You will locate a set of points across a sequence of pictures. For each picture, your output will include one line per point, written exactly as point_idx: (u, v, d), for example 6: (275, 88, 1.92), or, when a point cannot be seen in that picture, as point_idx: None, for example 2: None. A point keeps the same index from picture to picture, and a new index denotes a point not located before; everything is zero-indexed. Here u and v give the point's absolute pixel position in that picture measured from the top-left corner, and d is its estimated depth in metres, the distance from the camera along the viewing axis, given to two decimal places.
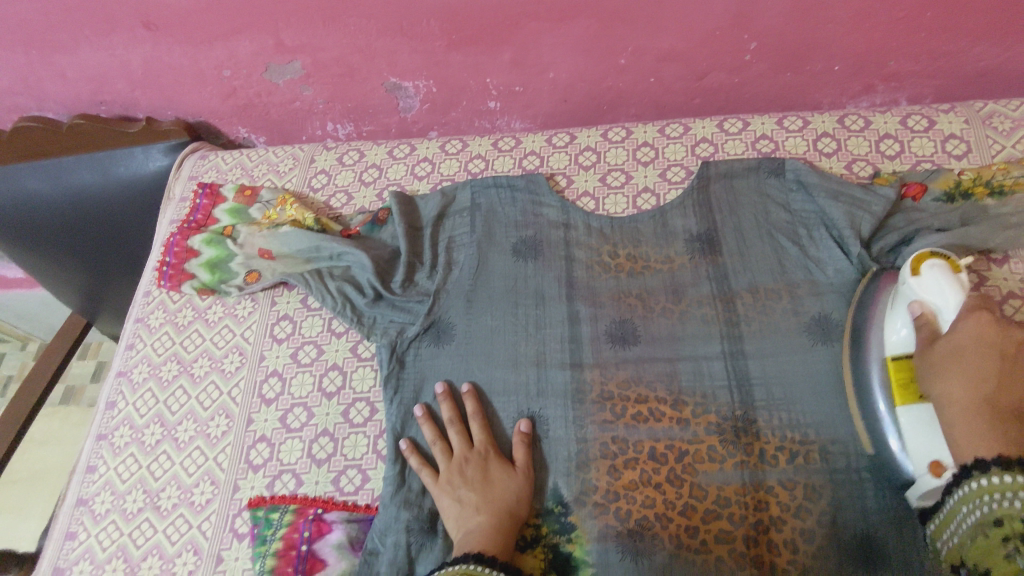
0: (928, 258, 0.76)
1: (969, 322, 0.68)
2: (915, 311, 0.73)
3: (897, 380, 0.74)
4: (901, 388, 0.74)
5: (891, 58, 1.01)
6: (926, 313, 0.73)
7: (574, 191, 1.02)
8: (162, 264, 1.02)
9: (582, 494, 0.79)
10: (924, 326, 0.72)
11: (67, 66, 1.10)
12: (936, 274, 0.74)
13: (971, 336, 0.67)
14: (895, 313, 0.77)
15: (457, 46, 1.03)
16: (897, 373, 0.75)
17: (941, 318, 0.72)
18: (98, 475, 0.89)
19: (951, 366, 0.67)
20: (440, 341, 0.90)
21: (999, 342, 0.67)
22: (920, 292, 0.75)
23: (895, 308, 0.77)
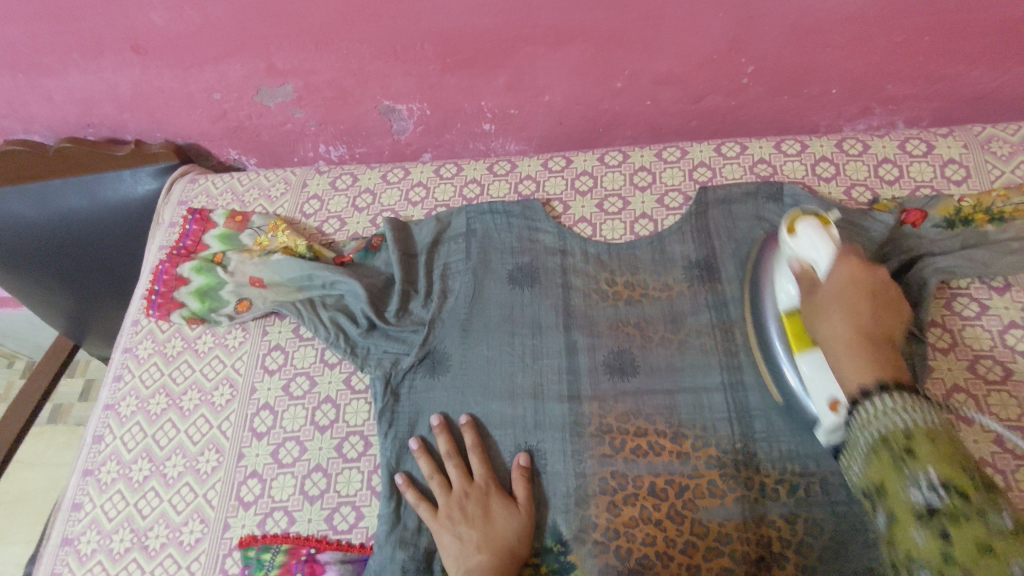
0: (801, 219, 0.76)
1: (842, 272, 0.69)
2: (796, 268, 0.75)
3: (791, 329, 0.76)
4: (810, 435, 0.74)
5: (889, 82, 1.00)
6: (807, 270, 0.73)
7: (570, 216, 1.01)
8: (150, 293, 1.00)
9: (581, 531, 0.77)
10: (805, 280, 0.73)
11: (54, 89, 1.08)
12: (810, 232, 0.74)
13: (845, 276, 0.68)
14: (783, 273, 0.79)
15: (451, 70, 1.02)
16: (792, 327, 0.76)
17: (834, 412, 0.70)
18: (84, 513, 0.87)
19: (832, 306, 0.67)
20: (436, 372, 0.88)
21: (868, 281, 0.68)
22: (795, 250, 0.75)
23: (780, 267, 0.80)
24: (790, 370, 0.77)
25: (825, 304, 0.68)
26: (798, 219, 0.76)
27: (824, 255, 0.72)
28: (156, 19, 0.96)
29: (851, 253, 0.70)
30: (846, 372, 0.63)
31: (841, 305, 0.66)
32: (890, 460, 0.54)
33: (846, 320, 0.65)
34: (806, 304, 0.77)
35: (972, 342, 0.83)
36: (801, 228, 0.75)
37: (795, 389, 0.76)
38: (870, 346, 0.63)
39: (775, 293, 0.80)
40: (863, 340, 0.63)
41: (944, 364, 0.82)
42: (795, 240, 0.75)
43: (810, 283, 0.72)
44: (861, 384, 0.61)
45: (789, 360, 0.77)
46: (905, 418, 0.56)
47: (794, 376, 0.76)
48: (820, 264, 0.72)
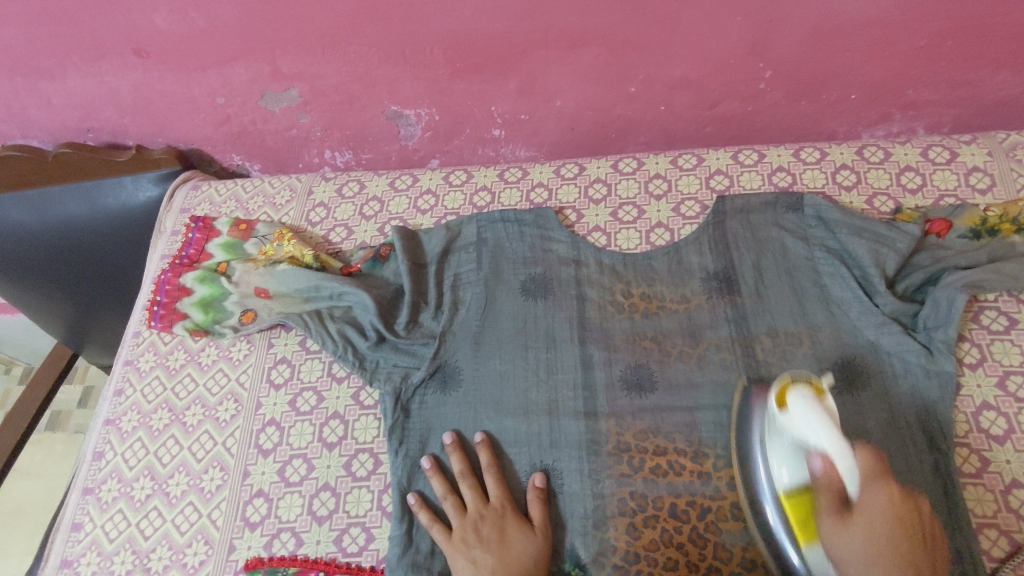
0: (792, 386, 0.71)
1: (878, 497, 0.61)
2: (818, 467, 0.64)
3: (776, 395, 0.73)
4: (803, 531, 0.68)
5: (910, 87, 0.98)
6: (828, 467, 0.64)
7: (584, 225, 0.98)
8: (152, 304, 0.97)
9: (600, 554, 0.75)
10: (828, 486, 0.63)
11: (52, 93, 1.05)
12: None
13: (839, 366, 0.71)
14: (777, 448, 0.71)
15: (461, 74, 0.99)
16: (795, 513, 0.68)
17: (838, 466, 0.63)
18: (84, 533, 0.84)
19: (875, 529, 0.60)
20: (447, 387, 0.86)
21: (912, 525, 0.61)
22: None
23: (773, 441, 0.72)
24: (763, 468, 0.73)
25: (852, 531, 0.60)
26: None
27: (847, 455, 0.64)
28: (159, 22, 0.93)
29: (861, 452, 0.64)
30: (871, 565, 0.59)
31: (867, 543, 0.59)
32: (911, 551, 0.63)
33: (878, 546, 0.59)
34: (792, 380, 0.72)
35: (1002, 358, 0.80)
36: (792, 399, 0.69)
37: (759, 482, 0.73)
38: (898, 532, 0.60)
39: (769, 470, 0.72)
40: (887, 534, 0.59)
41: (973, 380, 0.79)
42: None
43: (836, 493, 0.63)
44: (884, 571, 0.58)
45: (761, 442, 0.74)
46: (926, 521, 0.65)
47: (762, 465, 0.73)
48: (840, 464, 0.63)
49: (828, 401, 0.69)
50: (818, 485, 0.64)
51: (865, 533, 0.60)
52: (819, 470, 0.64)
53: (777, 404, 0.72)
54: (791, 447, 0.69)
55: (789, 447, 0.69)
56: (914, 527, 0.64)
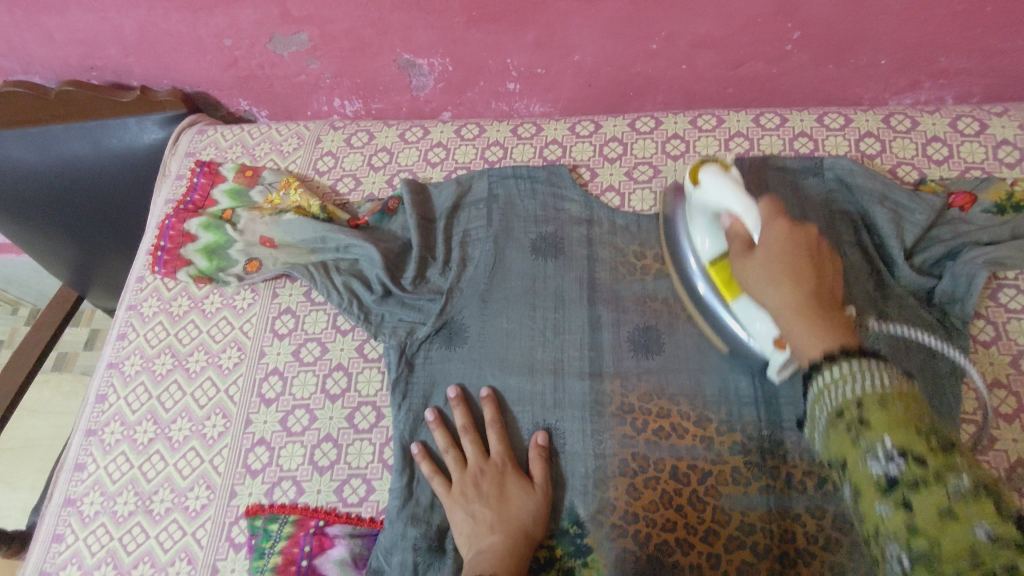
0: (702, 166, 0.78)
1: (772, 228, 0.68)
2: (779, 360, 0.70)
3: (719, 279, 0.76)
4: (723, 283, 0.76)
5: (942, 54, 0.94)
6: (736, 224, 0.73)
7: (598, 184, 0.96)
8: (156, 249, 0.96)
9: (599, 514, 0.74)
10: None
11: (55, 28, 1.02)
12: (716, 180, 0.76)
13: (773, 239, 0.67)
14: (697, 223, 0.79)
15: (477, 23, 0.95)
16: (719, 275, 0.77)
17: (785, 348, 0.68)
18: (88, 473, 0.85)
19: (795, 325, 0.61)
20: (453, 343, 0.85)
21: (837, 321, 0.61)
22: (704, 200, 0.77)
23: (693, 220, 0.80)
24: (690, 251, 0.80)
25: (782, 380, 0.62)
26: (703, 169, 0.78)
27: (752, 210, 0.72)
28: None
29: (761, 203, 0.72)
30: (799, 342, 0.61)
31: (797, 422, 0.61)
32: (846, 433, 0.52)
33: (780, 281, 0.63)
34: (703, 161, 0.80)
35: (1017, 336, 0.79)
36: (738, 295, 0.74)
37: (689, 265, 0.81)
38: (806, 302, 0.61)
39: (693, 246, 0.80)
40: (789, 279, 0.63)
41: (985, 358, 0.78)
42: (702, 190, 0.77)
43: (742, 244, 0.72)
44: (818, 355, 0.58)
45: (686, 232, 0.81)
46: (864, 385, 0.53)
47: (688, 245, 0.81)
48: (745, 222, 0.72)
49: (734, 173, 0.77)
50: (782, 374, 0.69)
51: (761, 259, 0.67)
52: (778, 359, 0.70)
53: (727, 295, 0.76)
54: (709, 221, 0.78)
55: (705, 222, 0.78)
56: (844, 400, 0.53)
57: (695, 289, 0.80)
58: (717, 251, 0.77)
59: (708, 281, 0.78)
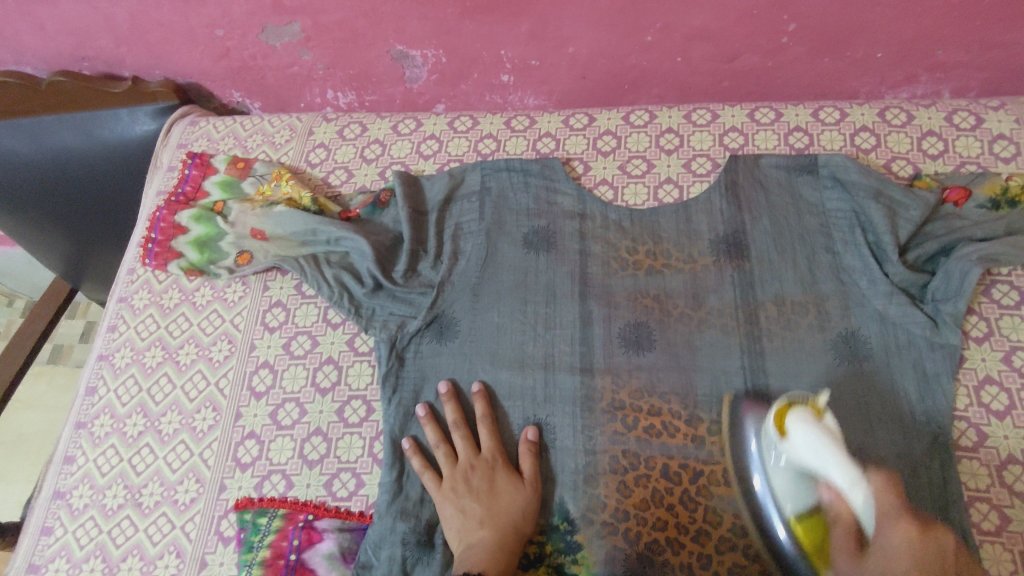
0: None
1: (894, 531, 0.63)
2: (825, 498, 0.67)
3: (777, 422, 0.71)
4: (813, 554, 0.68)
5: (939, 47, 0.93)
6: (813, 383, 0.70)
7: (591, 178, 0.95)
8: (147, 241, 0.96)
9: (589, 510, 0.74)
10: (839, 519, 0.67)
11: (45, 18, 1.02)
12: (801, 427, 0.68)
13: (898, 551, 0.62)
14: (776, 446, 0.71)
15: (470, 14, 0.94)
16: (806, 539, 0.68)
17: (850, 498, 0.66)
18: (77, 466, 0.84)
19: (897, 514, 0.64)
20: (444, 337, 0.84)
21: (936, 554, 0.62)
22: (790, 450, 0.69)
23: (768, 433, 0.72)
24: (761, 474, 0.72)
25: (873, 565, 0.63)
26: (788, 416, 0.70)
27: (859, 485, 0.65)
28: None
29: (874, 479, 0.65)
30: None
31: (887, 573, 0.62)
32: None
33: None
34: (789, 403, 0.72)
35: (1010, 333, 0.78)
36: (791, 424, 0.69)
37: (757, 494, 0.73)
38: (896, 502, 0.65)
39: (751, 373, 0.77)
40: (917, 570, 0.61)
41: (978, 354, 0.77)
42: (786, 441, 0.70)
43: (851, 530, 0.66)
44: None
45: (759, 459, 0.73)
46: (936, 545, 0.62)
47: (760, 451, 0.73)
48: (853, 498, 0.65)
49: (828, 418, 0.69)
50: (833, 516, 0.67)
51: (883, 573, 0.62)
52: (830, 500, 0.67)
53: (777, 429, 0.71)
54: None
55: (792, 479, 0.70)
56: (930, 558, 0.61)
57: (755, 500, 0.73)
58: (802, 506, 0.69)
59: (781, 503, 0.70)
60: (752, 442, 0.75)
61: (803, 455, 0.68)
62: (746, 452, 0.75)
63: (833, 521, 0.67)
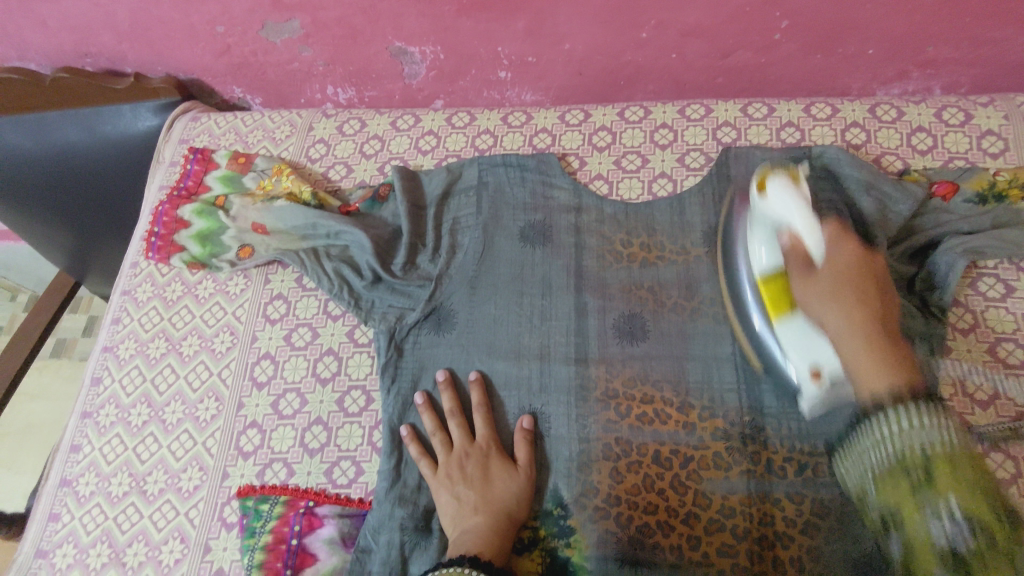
0: (770, 175, 0.77)
1: (842, 252, 0.71)
2: (784, 243, 0.73)
3: (768, 295, 0.74)
4: (775, 305, 0.74)
5: (930, 44, 0.94)
6: (797, 243, 0.72)
7: (586, 173, 0.97)
8: (150, 235, 0.97)
9: (582, 496, 0.76)
10: (794, 251, 0.72)
11: (49, 15, 1.03)
12: (780, 190, 0.74)
13: (844, 262, 0.70)
14: (755, 233, 0.77)
15: (467, 11, 0.96)
16: (771, 293, 0.74)
17: (806, 241, 0.72)
18: (83, 455, 0.86)
19: (838, 289, 0.68)
20: (441, 329, 0.86)
21: (871, 269, 0.70)
22: (766, 209, 0.75)
23: (752, 228, 0.78)
24: (745, 261, 0.78)
25: (819, 286, 0.69)
26: (771, 180, 0.76)
27: (816, 231, 0.72)
28: None
29: (827, 225, 0.73)
30: (864, 374, 0.63)
31: (830, 290, 0.68)
32: (906, 483, 0.55)
33: (845, 304, 0.67)
34: (770, 171, 0.78)
35: (995, 324, 0.80)
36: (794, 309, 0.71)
37: (740, 278, 0.80)
38: (870, 330, 0.65)
39: (750, 260, 0.78)
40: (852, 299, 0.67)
41: (963, 344, 0.79)
42: (765, 201, 0.76)
43: (803, 261, 0.71)
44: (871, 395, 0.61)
45: (744, 260, 0.79)
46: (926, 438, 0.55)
47: (744, 257, 0.79)
48: (808, 240, 0.72)
49: (804, 187, 0.75)
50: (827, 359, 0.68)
51: (830, 279, 0.69)
52: (788, 245, 0.73)
53: (778, 313, 0.73)
54: (771, 231, 0.75)
55: (767, 230, 0.75)
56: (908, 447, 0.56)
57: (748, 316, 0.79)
58: (772, 267, 0.74)
59: (758, 298, 0.76)
60: (755, 315, 0.77)
61: (773, 211, 0.75)
62: (731, 435, 0.77)
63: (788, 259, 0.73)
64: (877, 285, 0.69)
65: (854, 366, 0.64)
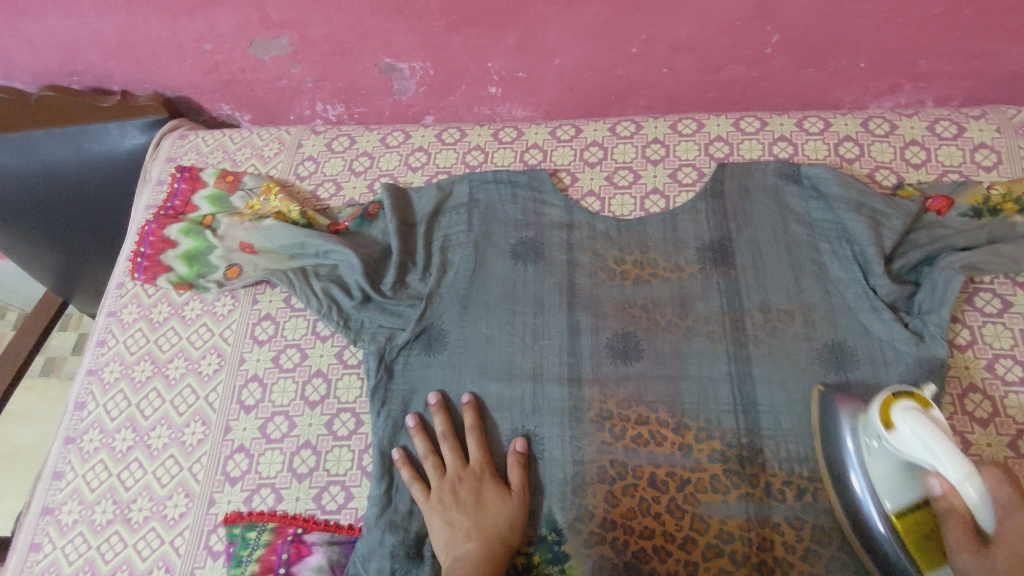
0: (896, 403, 0.66)
1: (1008, 520, 0.58)
2: (936, 490, 0.62)
3: (906, 533, 0.66)
4: (910, 538, 0.66)
5: (922, 57, 0.94)
6: (950, 491, 0.61)
7: (578, 189, 0.96)
8: (136, 255, 0.96)
9: (577, 520, 0.74)
10: (953, 510, 0.61)
11: (33, 33, 1.02)
12: (910, 420, 0.63)
13: (1016, 531, 0.57)
14: (875, 450, 0.68)
15: (456, 27, 0.95)
16: (906, 529, 0.66)
17: (964, 492, 0.59)
18: (66, 482, 0.84)
19: (1020, 566, 0.56)
20: (432, 349, 0.85)
21: None
22: (897, 446, 0.64)
23: (869, 422, 0.69)
24: (857, 474, 0.70)
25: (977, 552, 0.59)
26: (895, 407, 0.65)
27: (974, 476, 0.59)
28: None
29: (985, 473, 0.61)
30: None
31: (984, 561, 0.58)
32: None
33: None
34: (893, 393, 0.67)
35: (993, 341, 0.79)
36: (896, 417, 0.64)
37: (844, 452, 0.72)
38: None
39: (863, 465, 0.69)
40: None
41: (962, 361, 0.78)
42: (896, 433, 0.64)
43: (961, 523, 0.60)
44: None
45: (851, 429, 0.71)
46: None
47: (851, 442, 0.71)
48: (963, 489, 0.59)
49: (936, 413, 0.65)
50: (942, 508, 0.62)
51: (1001, 559, 0.57)
52: (941, 492, 0.61)
53: (882, 421, 0.66)
54: (895, 464, 0.66)
55: (894, 466, 0.66)
56: None
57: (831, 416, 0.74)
58: (902, 503, 0.66)
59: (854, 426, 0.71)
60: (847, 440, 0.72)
61: (913, 453, 0.63)
62: (729, 456, 0.76)
63: (946, 517, 0.61)
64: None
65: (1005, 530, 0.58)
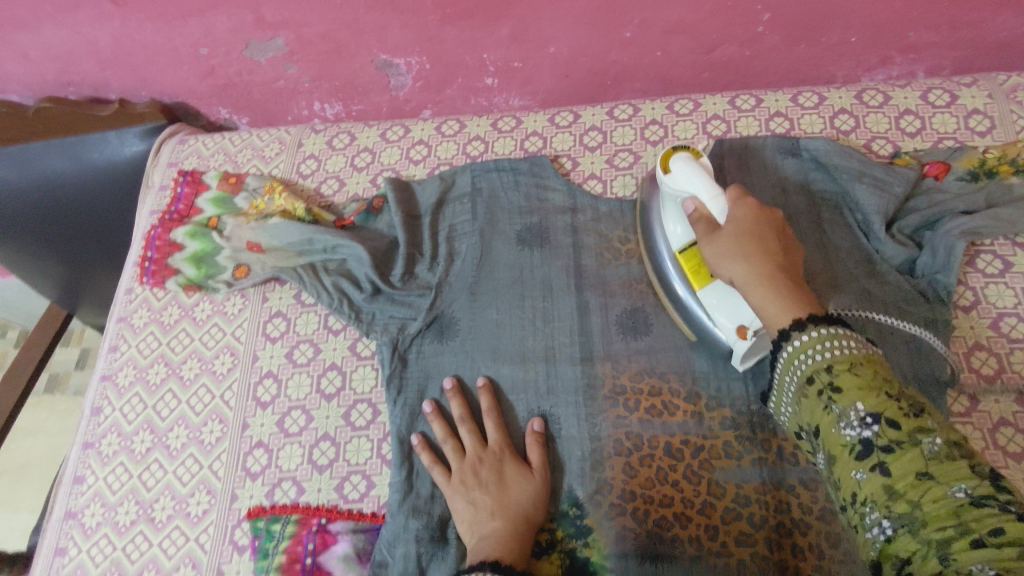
0: (674, 153, 0.78)
1: (738, 212, 0.70)
2: (688, 210, 0.75)
3: (689, 267, 0.77)
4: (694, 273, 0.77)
5: (911, 29, 0.95)
6: (700, 208, 0.74)
7: (580, 173, 0.97)
8: (143, 260, 0.96)
9: (596, 493, 0.76)
10: (700, 218, 0.73)
11: (30, 45, 1.02)
12: (684, 165, 0.75)
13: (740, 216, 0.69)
14: (668, 211, 0.80)
15: (451, 20, 0.96)
16: (688, 262, 0.77)
17: (710, 208, 0.73)
18: (87, 486, 0.85)
19: (740, 248, 0.67)
20: (444, 337, 0.86)
21: (769, 221, 0.69)
22: (674, 187, 0.76)
23: (665, 206, 0.80)
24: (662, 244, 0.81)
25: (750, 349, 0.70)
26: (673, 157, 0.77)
27: (719, 195, 0.72)
28: None
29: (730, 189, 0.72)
30: (767, 314, 0.64)
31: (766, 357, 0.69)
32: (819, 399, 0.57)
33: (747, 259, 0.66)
34: (674, 149, 0.79)
35: (996, 300, 0.81)
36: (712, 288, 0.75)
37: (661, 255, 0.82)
38: (762, 268, 0.65)
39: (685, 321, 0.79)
40: (755, 250, 0.66)
41: (966, 322, 0.80)
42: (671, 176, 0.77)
43: (707, 220, 0.73)
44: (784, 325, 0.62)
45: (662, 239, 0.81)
46: (832, 353, 0.57)
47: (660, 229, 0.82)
48: (712, 207, 0.72)
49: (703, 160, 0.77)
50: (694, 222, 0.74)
51: (732, 230, 0.68)
52: (692, 212, 0.74)
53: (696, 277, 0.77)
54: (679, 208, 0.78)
55: (676, 207, 0.78)
56: (834, 435, 0.55)
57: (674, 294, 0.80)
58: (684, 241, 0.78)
59: (679, 269, 0.79)
60: (677, 283, 0.79)
61: (679, 187, 0.76)
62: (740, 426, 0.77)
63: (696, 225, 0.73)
64: (775, 230, 0.69)
65: (764, 305, 0.64)
